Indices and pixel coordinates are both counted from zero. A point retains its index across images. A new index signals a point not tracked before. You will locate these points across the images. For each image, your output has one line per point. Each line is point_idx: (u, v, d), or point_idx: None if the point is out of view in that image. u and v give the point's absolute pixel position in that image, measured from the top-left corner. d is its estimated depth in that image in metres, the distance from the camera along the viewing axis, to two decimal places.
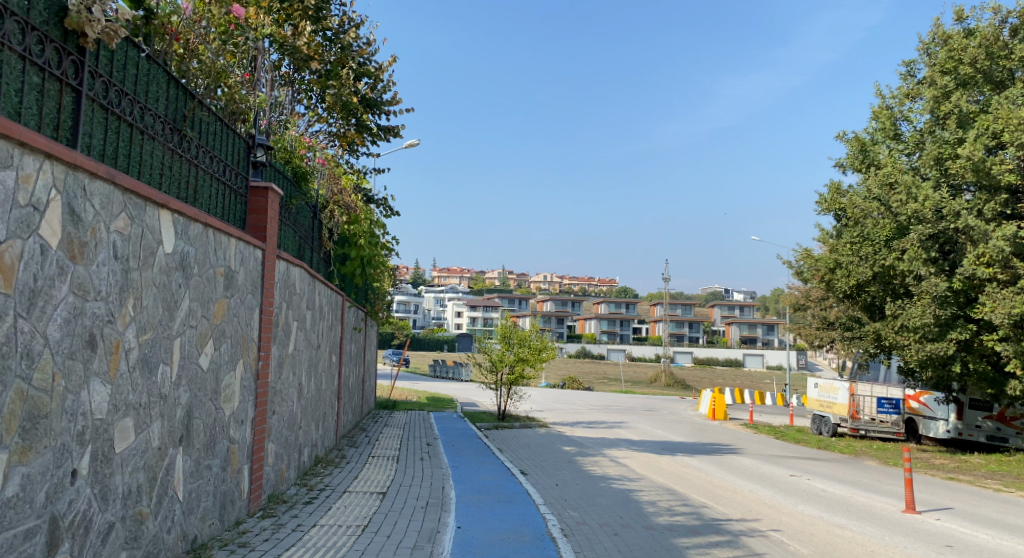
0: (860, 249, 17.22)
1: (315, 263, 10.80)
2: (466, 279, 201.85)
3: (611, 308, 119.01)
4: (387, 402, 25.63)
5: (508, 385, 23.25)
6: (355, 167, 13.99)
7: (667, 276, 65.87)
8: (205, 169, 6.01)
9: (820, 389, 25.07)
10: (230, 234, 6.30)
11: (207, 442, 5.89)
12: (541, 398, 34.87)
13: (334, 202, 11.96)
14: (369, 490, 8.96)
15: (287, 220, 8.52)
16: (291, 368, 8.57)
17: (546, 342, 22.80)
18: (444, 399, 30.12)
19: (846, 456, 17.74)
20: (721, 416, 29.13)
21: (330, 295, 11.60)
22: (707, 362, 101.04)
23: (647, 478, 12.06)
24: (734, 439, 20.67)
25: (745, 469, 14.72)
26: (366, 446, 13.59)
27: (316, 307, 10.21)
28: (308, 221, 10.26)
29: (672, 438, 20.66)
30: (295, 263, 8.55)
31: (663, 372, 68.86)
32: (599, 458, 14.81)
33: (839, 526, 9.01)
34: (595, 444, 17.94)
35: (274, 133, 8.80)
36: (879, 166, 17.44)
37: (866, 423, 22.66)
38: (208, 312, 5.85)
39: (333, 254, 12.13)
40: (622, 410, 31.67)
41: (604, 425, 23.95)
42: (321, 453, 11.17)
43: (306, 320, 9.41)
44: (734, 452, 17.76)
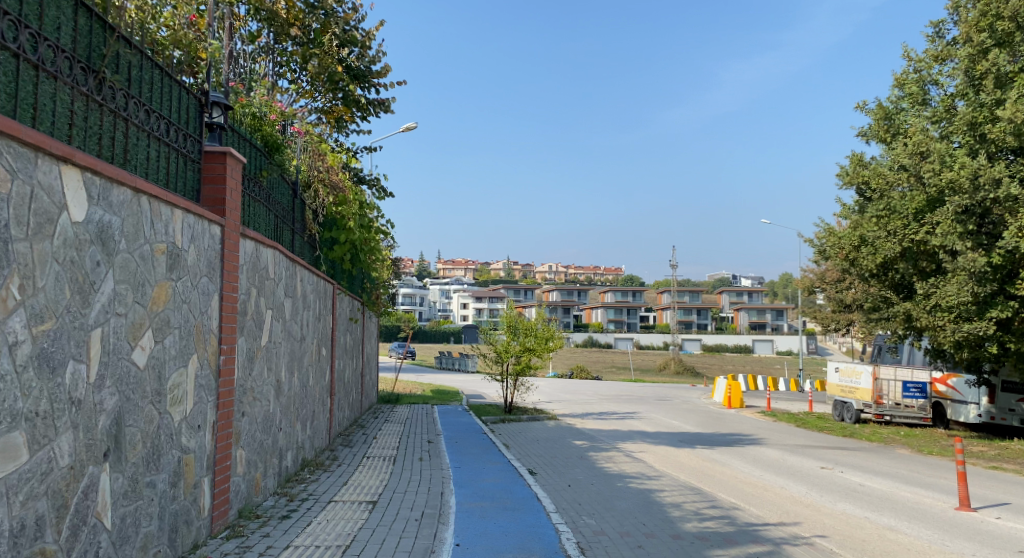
0: (887, 223, 16.12)
1: (297, 246, 9.76)
2: (472, 271, 201.01)
3: (619, 296, 117.91)
4: (391, 396, 24.66)
5: (514, 376, 22.25)
6: (343, 145, 12.97)
7: (676, 263, 64.77)
8: (136, 123, 4.98)
9: (842, 374, 23.91)
10: (174, 204, 5.27)
11: (148, 457, 4.87)
12: (550, 389, 33.86)
13: (319, 181, 10.93)
14: (357, 500, 7.94)
15: (256, 195, 7.51)
16: (265, 364, 7.54)
17: (553, 330, 21.79)
18: (449, 391, 29.22)
19: (875, 445, 16.69)
20: (737, 404, 28.14)
21: (316, 282, 10.57)
22: (717, 348, 99.97)
23: (668, 477, 11.01)
24: (754, 429, 19.64)
25: (771, 461, 13.65)
26: (363, 445, 12.61)
27: (298, 295, 9.21)
28: (287, 199, 9.23)
29: (689, 429, 19.61)
30: (267, 244, 7.51)
31: (674, 359, 67.81)
32: (613, 454, 13.78)
33: (891, 528, 7.93)
34: (608, 437, 16.93)
35: (238, 98, 7.76)
36: (905, 134, 16.28)
37: (891, 407, 21.59)
38: (144, 298, 4.83)
39: (319, 238, 11.11)
40: (634, 400, 30.67)
41: (616, 417, 22.91)
42: (309, 456, 10.17)
43: (285, 310, 8.36)
44: (756, 442, 16.71)
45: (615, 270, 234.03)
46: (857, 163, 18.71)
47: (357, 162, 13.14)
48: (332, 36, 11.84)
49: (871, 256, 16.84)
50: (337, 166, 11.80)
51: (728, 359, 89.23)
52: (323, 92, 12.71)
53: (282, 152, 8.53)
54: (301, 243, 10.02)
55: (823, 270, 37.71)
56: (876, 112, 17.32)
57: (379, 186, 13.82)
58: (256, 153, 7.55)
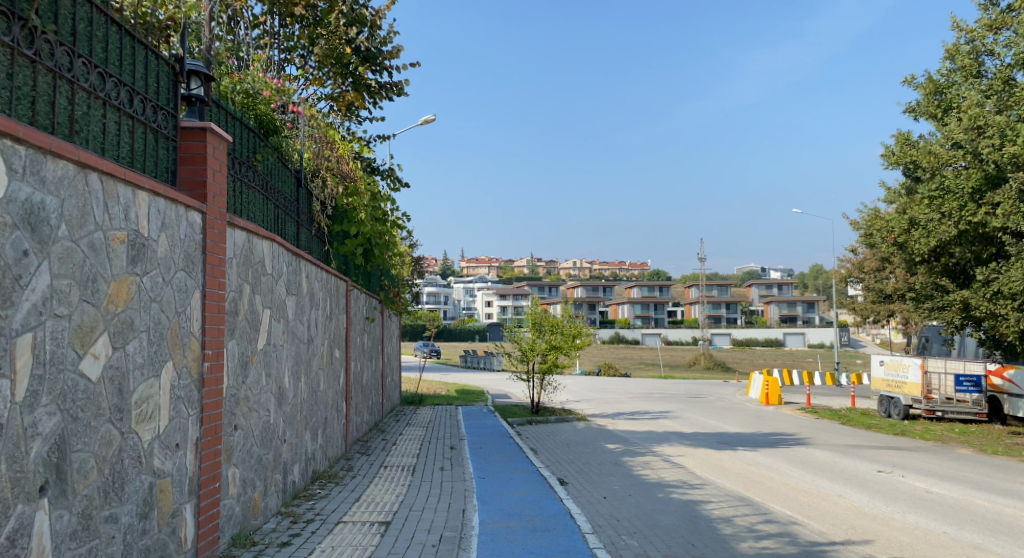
0: (941, 204, 15.21)
1: (303, 239, 8.94)
2: (496, 269, 200.61)
3: (645, 291, 116.50)
4: (415, 397, 23.91)
5: (541, 375, 21.37)
6: (355, 133, 12.17)
7: (703, 257, 63.53)
8: (85, 87, 4.16)
9: (887, 366, 22.93)
10: (137, 184, 4.46)
11: (106, 486, 4.06)
12: (578, 387, 32.95)
13: (327, 169, 10.12)
14: (369, 520, 7.08)
15: (249, 181, 6.70)
16: (263, 370, 6.70)
17: (580, 326, 20.86)
18: (473, 391, 28.42)
19: (932, 444, 15.61)
20: (776, 400, 27.07)
21: (326, 279, 9.77)
22: (747, 342, 98.33)
23: (712, 485, 10.04)
24: (797, 428, 18.60)
25: (821, 465, 12.61)
26: (382, 452, 11.82)
27: (304, 293, 8.42)
28: (290, 187, 8.42)
29: (727, 429, 18.61)
30: (262, 235, 6.66)
31: (703, 354, 66.47)
32: (650, 458, 12.84)
33: (978, 546, 6.92)
34: (642, 439, 16.02)
35: (224, 73, 6.92)
36: (959, 110, 15.34)
37: (942, 402, 20.78)
38: (96, 297, 4.01)
39: (328, 232, 10.30)
40: (666, 398, 29.68)
41: (649, 416, 21.95)
42: (322, 467, 9.35)
43: (287, 309, 7.54)
44: (801, 443, 15.68)
45: (641, 265, 232.02)
46: (903, 143, 17.87)
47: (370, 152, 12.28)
48: (339, 14, 10.96)
49: (923, 241, 15.92)
50: (348, 155, 10.96)
51: (758, 353, 87.56)
52: (332, 78, 11.93)
53: (281, 135, 7.70)
54: (308, 237, 9.22)
55: (861, 260, 36.34)
56: (927, 86, 16.52)
57: (394, 177, 12.98)
58: (247, 134, 6.71)
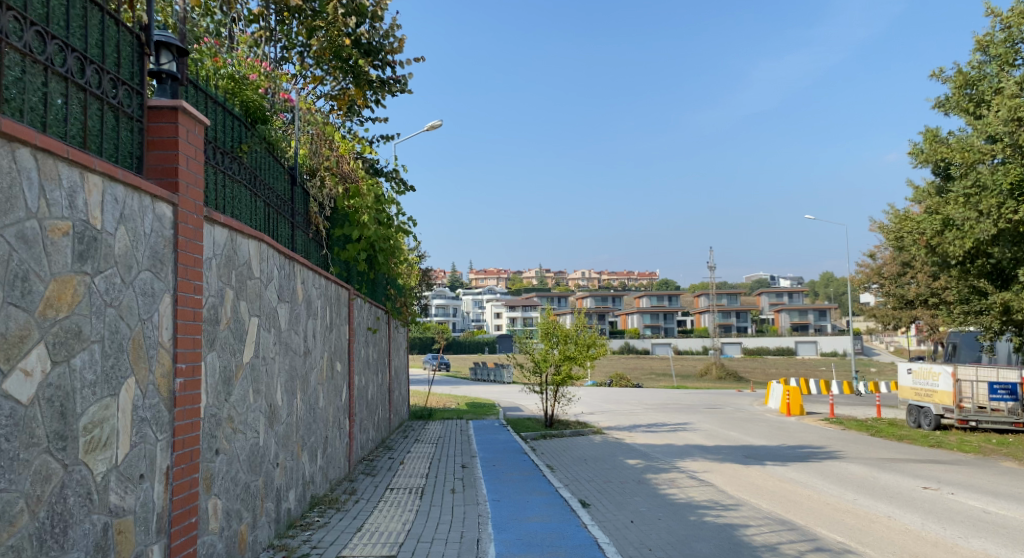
0: (978, 202, 14.40)
1: (299, 242, 8.21)
2: (504, 280, 200.01)
3: (655, 301, 115.53)
4: (423, 411, 23.16)
5: (555, 386, 20.57)
6: (357, 132, 11.50)
7: (713, 265, 62.82)
8: (17, 47, 3.43)
9: (915, 375, 22.04)
10: (87, 164, 3.70)
11: (43, 532, 3.30)
12: (591, 399, 32.09)
13: (326, 168, 9.41)
14: (371, 554, 6.28)
15: (232, 173, 5.96)
16: (251, 385, 5.92)
17: (594, 336, 20.08)
18: (483, 404, 27.65)
19: (973, 457, 14.80)
20: (797, 410, 26.23)
21: (324, 285, 9.03)
22: (759, 350, 97.18)
23: (748, 506, 9.21)
24: (825, 440, 17.79)
25: (861, 481, 11.76)
26: (388, 472, 11.01)
27: (300, 301, 7.68)
28: (283, 185, 7.71)
29: (752, 442, 17.74)
30: (248, 234, 5.89)
31: (716, 364, 65.46)
32: (675, 475, 12.04)
33: None
34: (664, 454, 15.21)
35: (201, 55, 6.18)
36: (994, 102, 14.55)
37: (975, 412, 19.97)
38: (27, 301, 3.26)
39: (328, 235, 9.56)
40: (682, 409, 28.84)
41: (668, 429, 21.10)
42: (322, 491, 8.55)
43: (279, 318, 6.77)
44: (833, 457, 14.86)
45: (649, 275, 230.97)
46: (932, 140, 17.09)
47: (372, 152, 11.58)
48: (337, 4, 10.27)
49: (959, 242, 15.11)
50: (349, 154, 10.26)
51: (771, 362, 86.44)
52: (333, 74, 11.28)
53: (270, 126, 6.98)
54: (303, 240, 8.48)
55: (880, 265, 35.42)
56: (958, 79, 15.75)
57: (398, 178, 12.27)
58: (230, 121, 5.99)
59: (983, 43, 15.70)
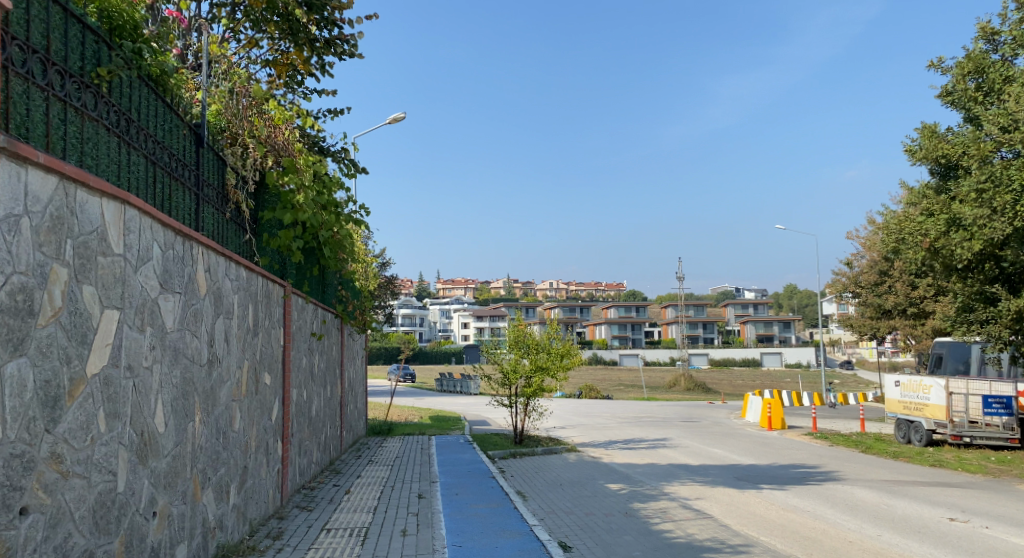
0: (991, 199, 13.03)
1: (204, 219, 6.38)
2: (472, 290, 198.08)
3: (622, 312, 114.48)
4: (382, 427, 21.36)
5: (525, 399, 18.94)
6: (297, 104, 9.73)
7: (682, 276, 61.86)
8: None
9: (903, 387, 20.83)
10: None
11: None
12: (562, 412, 30.49)
13: (249, 135, 7.62)
14: None
15: (82, 106, 4.09)
16: (104, 403, 4.01)
17: (569, 344, 18.49)
18: (448, 418, 25.88)
19: (983, 479, 13.46)
20: (778, 425, 24.91)
21: (243, 276, 7.19)
22: (726, 362, 96.54)
23: (761, 548, 7.62)
24: (818, 459, 16.40)
25: (876, 511, 10.27)
26: (328, 506, 9.17)
27: (201, 293, 5.83)
28: (182, 142, 5.88)
29: (740, 461, 16.26)
30: (103, 188, 4.02)
31: (683, 375, 64.39)
32: (666, 505, 10.46)
33: None
34: (648, 477, 13.65)
35: None
36: (1008, 89, 13.19)
37: (968, 427, 18.78)
38: None
39: (252, 217, 7.75)
40: (657, 422, 27.39)
41: (646, 446, 19.57)
42: (234, 539, 6.64)
43: (161, 311, 4.90)
44: (833, 480, 13.43)
45: (616, 286, 230.82)
46: (930, 135, 15.71)
47: (314, 125, 9.78)
48: None
49: (968, 244, 13.69)
50: (284, 123, 8.49)
51: (738, 374, 85.79)
52: (270, 33, 9.51)
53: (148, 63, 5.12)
54: (212, 217, 6.65)
55: (856, 274, 34.25)
56: (964, 66, 14.36)
57: (346, 158, 10.51)
58: (80, 32, 4.13)
59: (990, 28, 14.34)
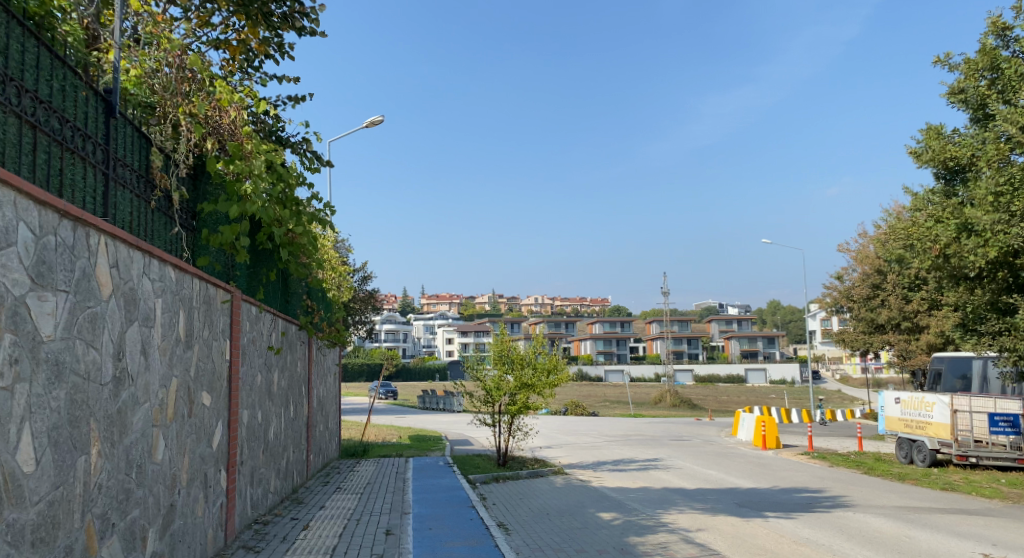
0: (1011, 203, 12.15)
1: (117, 207, 5.29)
2: (456, 305, 196.57)
3: (607, 327, 113.59)
4: (359, 449, 20.11)
5: (508, 418, 17.82)
6: (249, 88, 8.63)
7: (667, 290, 61.09)
8: None
9: (904, 405, 19.86)
10: None
11: None
12: (548, 430, 29.31)
13: (181, 113, 6.52)
14: None
15: None
16: None
17: (556, 359, 17.47)
18: (429, 437, 24.64)
19: (1001, 505, 12.48)
20: (773, 443, 23.89)
21: (171, 276, 6.08)
22: (710, 377, 95.55)
23: None
24: (822, 482, 15.37)
25: (896, 545, 9.25)
26: (280, 545, 7.99)
27: (104, 293, 4.71)
28: (86, 107, 4.81)
29: (738, 485, 15.20)
30: None
31: (670, 391, 63.38)
32: (665, 540, 9.37)
33: None
34: (643, 504, 12.55)
35: None
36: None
37: (973, 447, 17.78)
38: None
39: (184, 209, 6.63)
40: (647, 441, 26.27)
41: (636, 467, 18.48)
42: None
43: (31, 312, 3.79)
44: (842, 507, 12.39)
45: (601, 302, 230.27)
46: (936, 136, 14.81)
47: (270, 109, 8.70)
48: None
49: (980, 250, 12.76)
50: (231, 104, 7.38)
51: (724, 390, 85.00)
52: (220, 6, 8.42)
53: None
54: (130, 204, 5.54)
55: (847, 287, 33.48)
56: (976, 62, 13.51)
57: (309, 150, 9.44)
58: None
59: (1001, 22, 13.50)
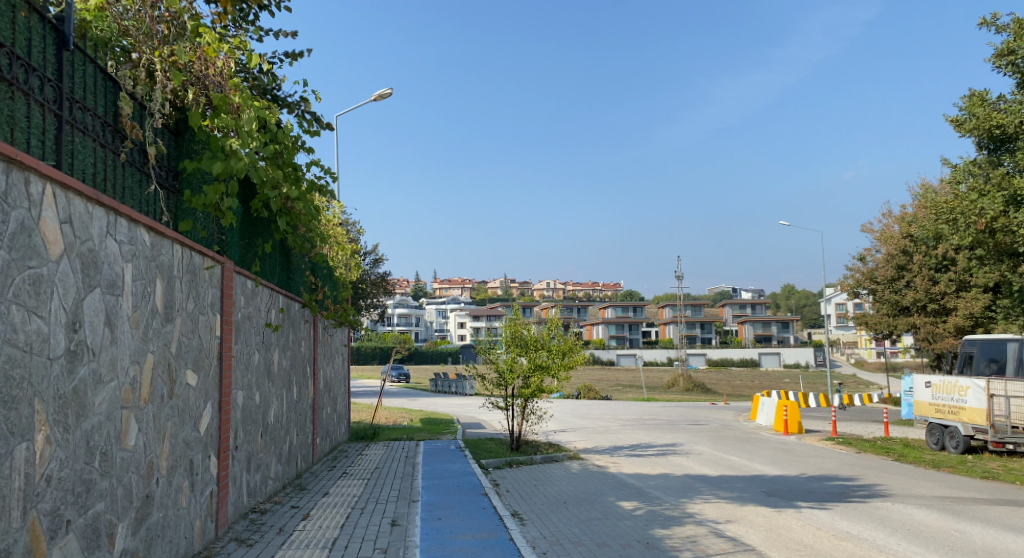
0: None
1: (77, 157, 4.61)
2: (468, 289, 196.20)
3: (619, 311, 112.71)
4: (367, 432, 19.49)
5: (522, 401, 17.13)
6: (241, 39, 7.91)
7: (681, 273, 60.24)
8: None
9: (935, 389, 19.09)
10: None
11: None
12: (561, 414, 28.61)
13: (155, 59, 5.84)
14: None
15: None
16: None
17: (572, 342, 16.75)
18: (439, 420, 24.00)
19: None
20: (794, 428, 23.10)
21: (143, 238, 5.37)
22: (723, 362, 94.66)
23: None
24: (852, 469, 14.60)
25: (948, 541, 8.48)
26: (276, 538, 7.35)
27: (53, 252, 4.02)
28: (28, 33, 4.09)
29: (764, 472, 14.45)
30: None
31: (682, 375, 62.58)
32: (695, 533, 8.62)
33: None
34: (666, 493, 11.81)
35: None
36: None
37: (1009, 433, 16.87)
38: None
39: (160, 166, 5.94)
40: (663, 426, 25.53)
41: (654, 453, 17.75)
42: None
43: None
44: (879, 497, 11.61)
45: (613, 286, 229.20)
46: (980, 103, 13.89)
47: (264, 65, 8.01)
48: None
49: None
50: (218, 52, 6.66)
51: (737, 374, 84.12)
52: None
53: None
54: (93, 153, 4.84)
55: (870, 268, 32.57)
56: None
57: (307, 111, 8.75)
58: None
59: None
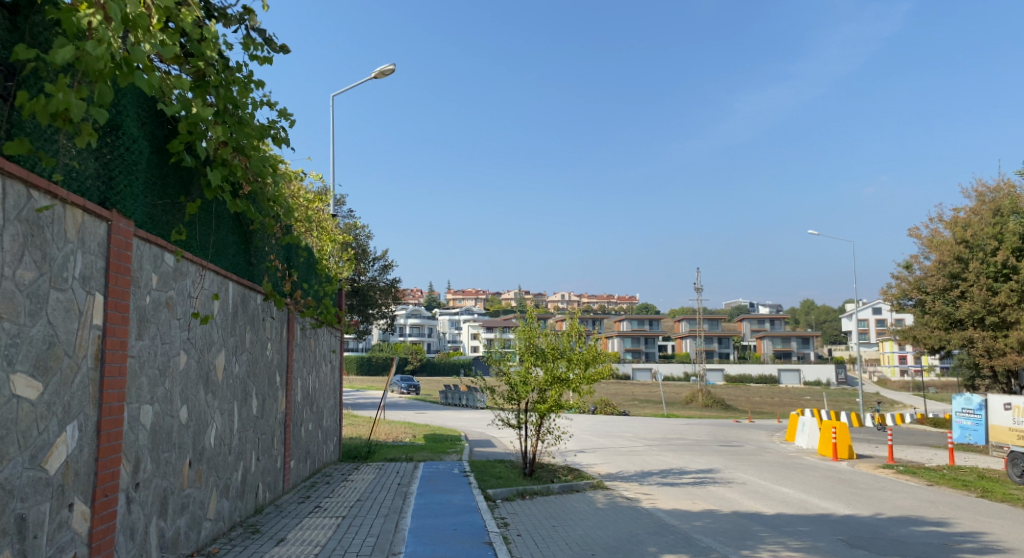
0: None
1: None
2: (483, 300, 193.80)
3: (635, 325, 109.58)
4: (360, 451, 17.10)
5: (537, 419, 14.70)
6: None
7: (701, 285, 57.46)
8: None
9: (1016, 413, 16.63)
10: None
11: None
12: (579, 433, 26.04)
13: None
14: None
15: None
16: None
17: (596, 350, 14.31)
18: (445, 437, 21.53)
19: None
20: (844, 453, 20.44)
21: None
22: (741, 379, 91.60)
23: None
24: (939, 509, 12.01)
25: None
26: None
27: None
28: None
29: (831, 510, 11.87)
30: None
31: (702, 391, 59.63)
32: None
33: None
34: (721, 540, 9.33)
35: None
36: None
37: None
38: None
39: None
40: (693, 447, 22.92)
41: (690, 482, 15.21)
42: None
43: None
44: (995, 552, 9.05)
45: (628, 299, 226.23)
46: None
47: None
48: None
49: None
50: None
51: (757, 390, 81.03)
52: None
53: None
54: None
55: (918, 277, 29.86)
56: None
57: (251, 27, 6.50)
58: None
59: None
